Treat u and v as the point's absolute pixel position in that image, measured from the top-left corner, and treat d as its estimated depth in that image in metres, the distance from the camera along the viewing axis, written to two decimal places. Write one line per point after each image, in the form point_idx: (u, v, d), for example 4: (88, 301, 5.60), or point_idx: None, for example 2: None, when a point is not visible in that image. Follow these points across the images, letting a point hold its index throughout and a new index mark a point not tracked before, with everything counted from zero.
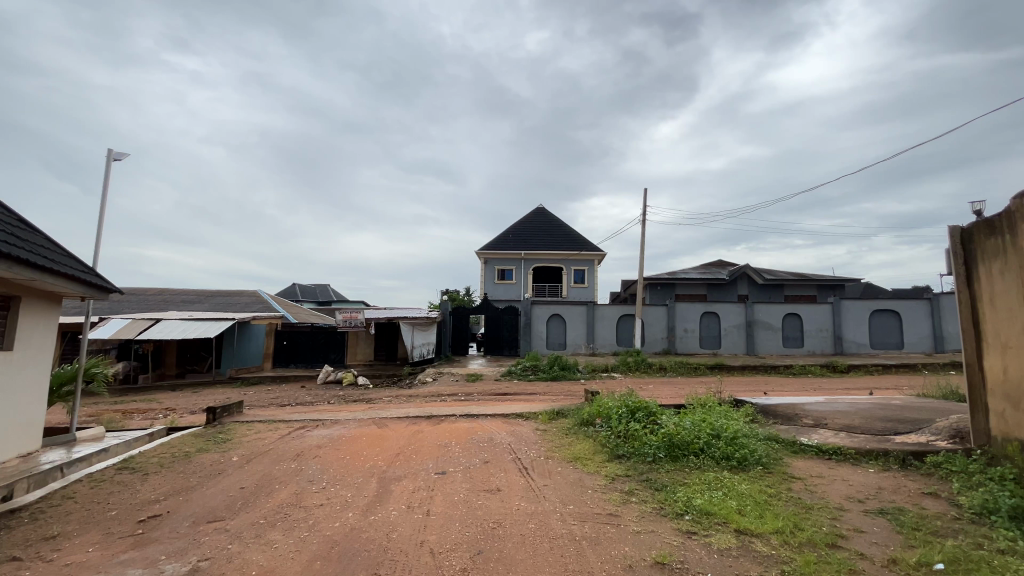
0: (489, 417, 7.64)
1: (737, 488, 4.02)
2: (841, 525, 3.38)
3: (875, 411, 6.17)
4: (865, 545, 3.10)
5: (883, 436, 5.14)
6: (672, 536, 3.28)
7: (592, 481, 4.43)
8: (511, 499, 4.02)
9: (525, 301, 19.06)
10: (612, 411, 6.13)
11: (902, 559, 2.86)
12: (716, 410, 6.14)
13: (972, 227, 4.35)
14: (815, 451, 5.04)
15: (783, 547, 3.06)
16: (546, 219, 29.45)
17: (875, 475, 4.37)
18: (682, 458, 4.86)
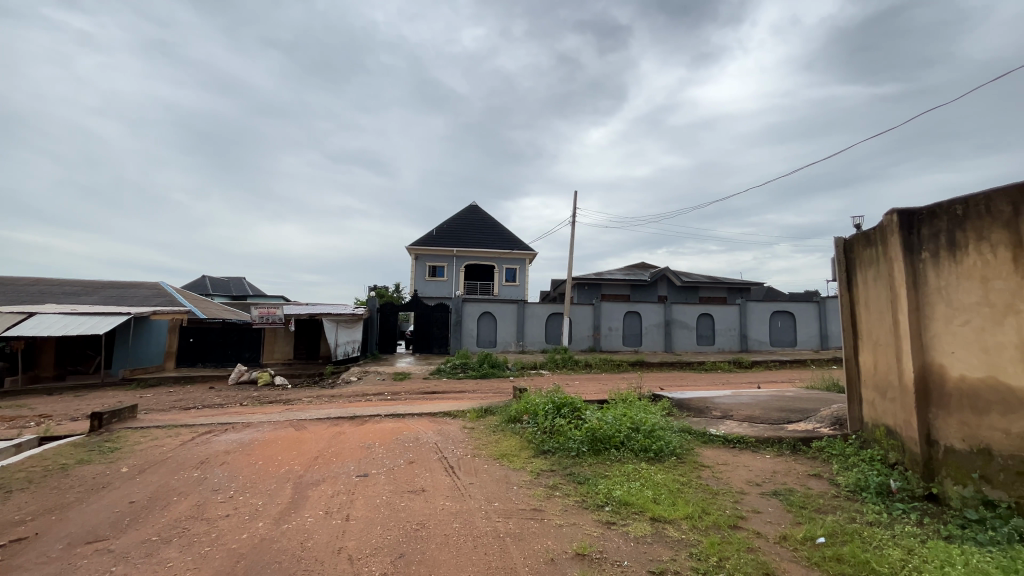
0: (416, 416, 7.48)
1: (653, 478, 4.24)
2: (741, 507, 3.69)
3: (772, 402, 6.82)
4: (761, 524, 3.40)
5: (778, 425, 5.68)
6: (592, 527, 3.39)
7: (518, 477, 4.48)
8: (436, 499, 3.95)
9: (456, 299, 18.96)
10: (539, 408, 6.23)
11: (792, 535, 3.17)
12: (635, 405, 6.46)
13: (852, 239, 4.92)
14: (721, 441, 5.46)
15: (692, 531, 3.27)
16: (479, 217, 29.30)
17: (771, 460, 4.83)
18: (604, 451, 5.07)
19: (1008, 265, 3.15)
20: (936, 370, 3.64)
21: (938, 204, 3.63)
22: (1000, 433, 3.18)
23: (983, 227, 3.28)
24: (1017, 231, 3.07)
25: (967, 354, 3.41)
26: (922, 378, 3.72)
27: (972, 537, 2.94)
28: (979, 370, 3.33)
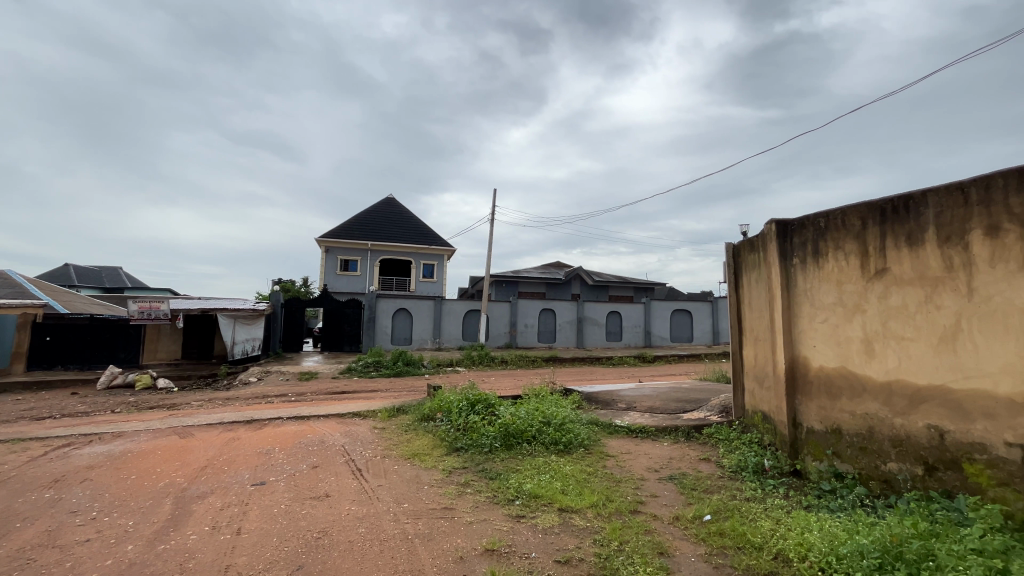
0: (322, 418, 7.07)
1: (562, 470, 4.39)
2: (641, 492, 3.94)
3: (670, 393, 7.38)
4: (658, 507, 3.66)
5: (675, 414, 6.17)
6: (502, 522, 3.42)
7: (429, 477, 4.39)
8: (340, 505, 3.75)
9: (370, 295, 18.21)
10: (453, 405, 6.17)
11: (683, 515, 3.44)
12: (547, 399, 6.66)
13: (739, 245, 5.46)
14: (626, 431, 5.80)
15: (596, 519, 3.43)
16: (397, 211, 28.37)
17: (668, 447, 5.22)
18: (516, 446, 5.15)
19: (858, 271, 3.67)
20: (802, 362, 4.16)
21: (806, 216, 4.14)
22: (848, 415, 3.71)
23: (839, 237, 3.80)
24: (866, 242, 3.60)
25: (825, 347, 3.93)
26: (791, 369, 4.22)
27: (826, 505, 3.41)
28: (834, 360, 3.85)
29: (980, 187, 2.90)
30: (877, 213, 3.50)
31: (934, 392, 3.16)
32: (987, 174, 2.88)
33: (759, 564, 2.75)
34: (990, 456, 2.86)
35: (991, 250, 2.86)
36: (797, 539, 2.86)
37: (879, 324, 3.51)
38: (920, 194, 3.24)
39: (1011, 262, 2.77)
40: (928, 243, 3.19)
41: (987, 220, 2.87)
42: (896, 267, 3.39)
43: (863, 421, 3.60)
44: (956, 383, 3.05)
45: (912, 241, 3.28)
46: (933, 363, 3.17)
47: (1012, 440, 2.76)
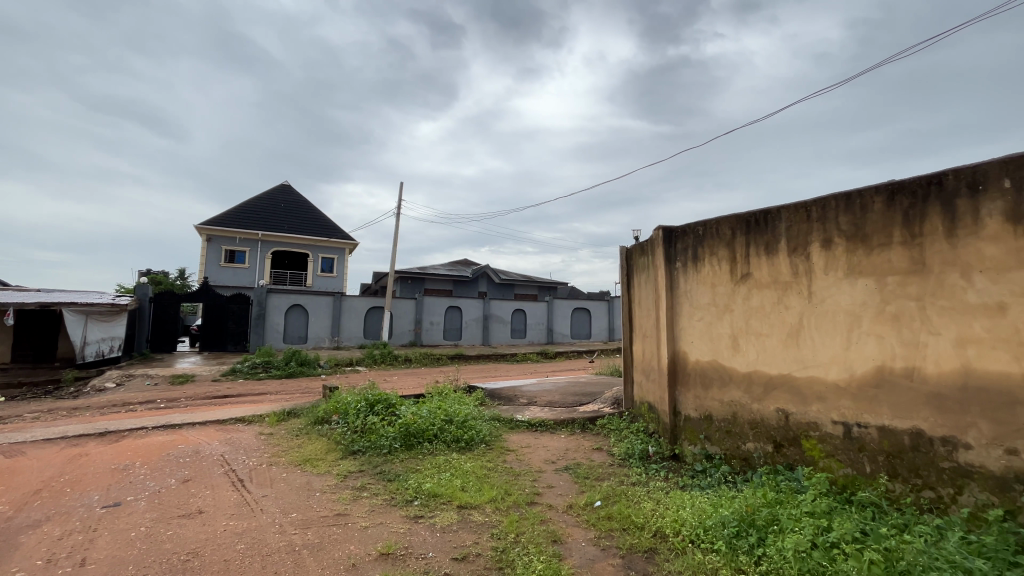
0: (197, 425, 6.34)
1: (462, 467, 4.39)
2: (538, 484, 4.09)
3: (568, 388, 7.75)
4: (553, 497, 3.82)
5: (572, 408, 6.49)
6: (399, 524, 3.34)
7: (321, 483, 4.14)
8: (215, 521, 3.39)
9: (260, 289, 16.71)
10: (350, 406, 5.87)
11: (576, 503, 3.64)
12: (449, 397, 6.62)
13: (632, 248, 5.86)
14: (526, 426, 5.98)
15: (494, 513, 3.49)
16: (293, 199, 26.21)
17: (565, 438, 5.48)
18: (416, 446, 5.06)
19: (727, 274, 4.14)
20: (681, 356, 4.60)
21: (687, 225, 4.58)
22: (717, 402, 4.18)
23: (713, 245, 4.26)
24: (734, 249, 4.07)
25: (700, 342, 4.38)
26: (672, 362, 4.65)
27: (698, 484, 3.82)
28: (707, 354, 4.31)
29: (820, 206, 3.44)
30: (743, 224, 3.99)
31: (783, 380, 3.68)
32: (825, 196, 3.41)
33: (641, 542, 2.99)
34: (821, 432, 3.40)
35: (826, 259, 3.40)
36: (673, 516, 3.17)
37: (743, 322, 4.00)
38: (776, 209, 3.75)
39: (840, 270, 3.32)
40: (781, 252, 3.70)
41: (824, 234, 3.41)
42: (756, 272, 3.88)
43: (729, 407, 4.07)
44: (798, 372, 3.57)
45: (769, 250, 3.78)
46: (782, 355, 3.69)
47: (837, 419, 3.30)
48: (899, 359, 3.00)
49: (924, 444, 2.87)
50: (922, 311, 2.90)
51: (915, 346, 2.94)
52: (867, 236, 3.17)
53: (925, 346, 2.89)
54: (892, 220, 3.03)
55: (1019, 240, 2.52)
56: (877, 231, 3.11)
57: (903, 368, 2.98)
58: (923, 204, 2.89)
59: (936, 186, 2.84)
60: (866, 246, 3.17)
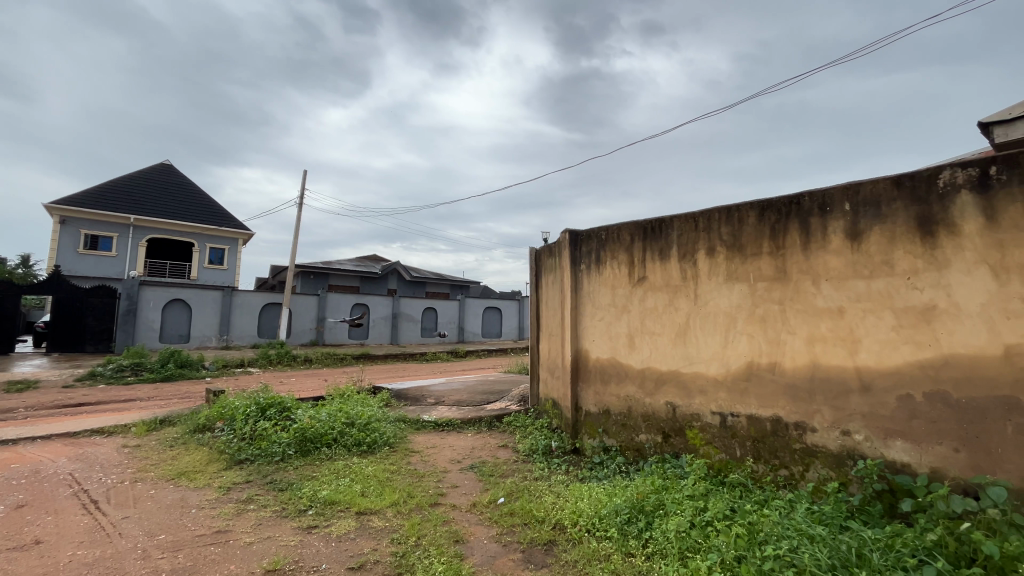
0: (39, 440, 5.38)
1: (363, 472, 4.20)
2: (442, 484, 4.04)
3: (476, 387, 7.78)
4: (457, 497, 3.80)
5: (480, 406, 6.52)
6: (289, 536, 3.11)
7: (199, 498, 3.72)
8: (57, 552, 2.89)
9: (130, 280, 14.62)
10: (237, 411, 5.35)
11: (479, 502, 3.65)
12: (352, 399, 6.30)
13: (540, 250, 6.03)
14: (433, 426, 5.90)
15: (396, 517, 3.38)
16: (174, 180, 23.30)
17: (471, 437, 5.49)
18: (313, 451, 4.75)
19: (626, 277, 4.41)
20: (584, 354, 4.82)
21: (592, 229, 4.80)
22: (614, 398, 4.44)
23: (615, 249, 4.52)
24: (633, 254, 4.34)
25: (601, 341, 4.62)
26: (575, 361, 4.85)
27: (595, 475, 4.04)
28: (607, 352, 4.56)
29: (706, 217, 3.79)
30: (640, 231, 4.27)
31: (671, 375, 4.00)
32: (709, 208, 3.77)
33: (540, 535, 3.07)
34: (702, 422, 3.75)
35: (710, 266, 3.76)
36: (572, 508, 3.30)
37: (638, 322, 4.28)
38: (669, 219, 4.07)
39: (720, 276, 3.69)
40: (672, 258, 4.02)
41: (708, 243, 3.76)
42: (651, 275, 4.19)
43: (625, 402, 4.35)
44: (683, 368, 3.91)
45: (663, 256, 4.10)
46: (671, 353, 4.01)
47: (715, 409, 3.66)
48: (764, 356, 3.41)
49: (782, 429, 3.29)
50: (784, 313, 3.32)
51: (776, 344, 3.35)
52: (742, 246, 3.56)
53: (785, 343, 3.31)
54: (762, 233, 3.43)
55: (855, 254, 2.98)
56: (751, 242, 3.50)
57: (768, 363, 3.39)
58: (785, 219, 3.31)
59: (796, 205, 3.27)
60: (741, 255, 3.56)
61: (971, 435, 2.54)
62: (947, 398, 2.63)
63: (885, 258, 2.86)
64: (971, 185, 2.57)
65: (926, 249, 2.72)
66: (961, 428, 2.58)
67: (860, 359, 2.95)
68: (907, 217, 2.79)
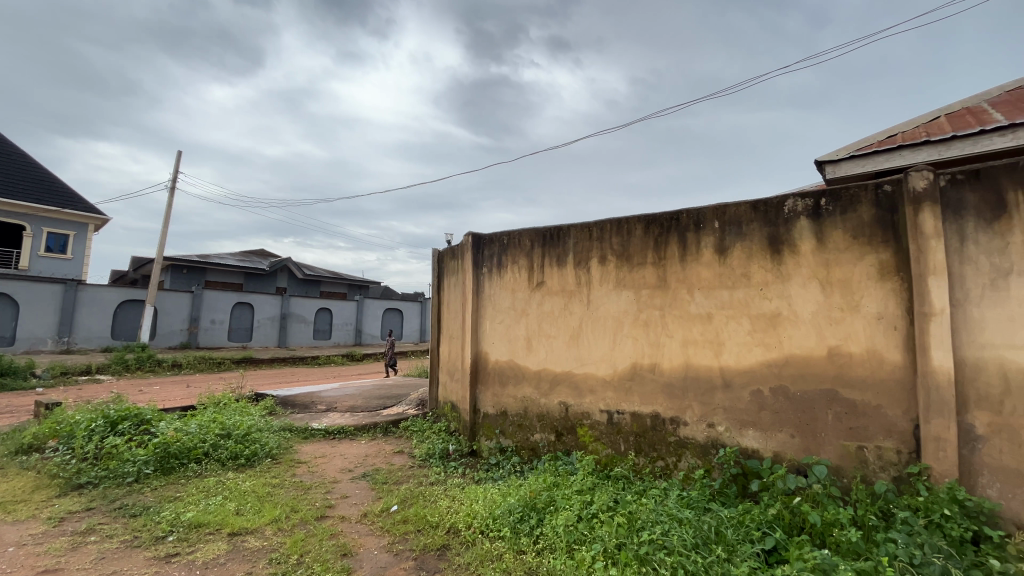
0: None
1: (238, 488, 3.81)
2: (331, 496, 3.81)
3: (372, 391, 7.48)
4: (347, 508, 3.61)
5: (375, 411, 6.28)
6: (141, 568, 2.71)
7: (20, 534, 3.09)
8: None
9: None
10: (78, 427, 4.54)
11: (371, 511, 3.50)
12: (229, 407, 5.69)
13: (443, 251, 5.98)
14: (323, 434, 5.55)
15: (276, 535, 3.11)
16: (1, 148, 19.17)
17: (365, 444, 5.26)
18: (178, 468, 4.21)
19: (525, 281, 4.55)
20: (483, 356, 4.86)
21: (494, 233, 4.86)
22: (511, 399, 4.55)
23: (515, 254, 4.63)
24: (533, 259, 4.49)
25: (500, 343, 4.71)
26: (474, 363, 4.87)
27: (491, 476, 4.09)
28: (505, 354, 4.65)
29: (599, 228, 4.04)
30: (540, 237, 4.43)
31: (565, 376, 4.20)
32: (602, 219, 4.03)
33: (434, 541, 3.02)
34: (591, 420, 3.98)
35: (601, 273, 4.02)
36: (466, 510, 3.30)
37: (536, 326, 4.43)
38: (566, 227, 4.27)
39: (611, 282, 3.95)
40: (569, 264, 4.23)
41: (601, 252, 4.02)
42: (549, 281, 4.36)
43: (521, 403, 4.47)
44: (576, 369, 4.12)
45: (560, 262, 4.29)
46: (565, 354, 4.21)
47: (603, 408, 3.92)
48: (646, 357, 3.72)
49: (659, 423, 3.61)
50: (663, 318, 3.65)
51: (657, 346, 3.68)
52: (630, 256, 3.85)
53: (663, 345, 3.64)
54: (647, 245, 3.75)
55: (721, 267, 3.39)
56: (637, 252, 3.81)
57: (649, 364, 3.70)
58: (667, 233, 3.65)
59: (676, 221, 3.62)
60: (629, 263, 3.85)
61: (803, 423, 3.02)
62: (787, 392, 3.09)
63: (744, 271, 3.29)
64: (808, 212, 3.06)
65: (774, 265, 3.17)
66: (796, 417, 3.05)
67: (723, 359, 3.35)
68: (761, 237, 3.23)
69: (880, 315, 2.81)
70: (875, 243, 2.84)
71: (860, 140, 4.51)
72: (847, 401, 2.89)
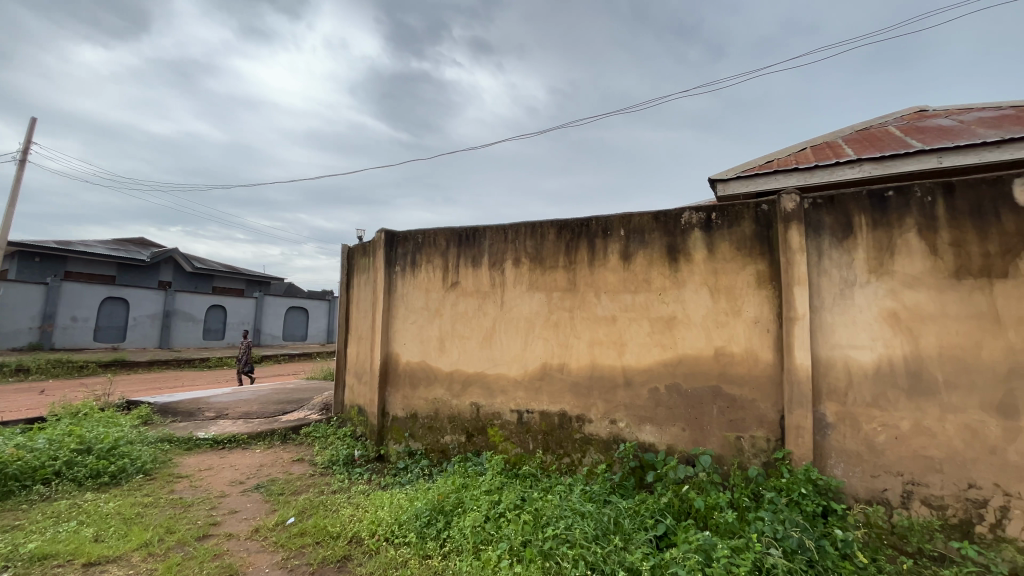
0: None
1: (99, 511, 3.31)
2: (216, 512, 3.45)
3: (270, 396, 6.93)
4: (234, 524, 3.29)
5: (272, 417, 5.82)
6: None
7: None
8: None
9: None
10: None
11: (264, 526, 3.23)
12: (90, 418, 4.93)
13: (354, 248, 5.71)
14: (209, 444, 5.03)
15: (146, 562, 2.75)
16: None
17: (260, 454, 4.85)
18: (18, 493, 3.55)
19: (439, 281, 4.48)
20: (394, 357, 4.70)
21: (408, 231, 4.74)
22: (422, 401, 4.46)
23: (430, 253, 4.55)
24: (448, 259, 4.44)
25: (412, 344, 4.59)
26: (384, 364, 4.70)
27: (398, 481, 3.97)
28: (417, 355, 4.55)
29: (514, 231, 4.10)
30: (455, 237, 4.40)
31: (477, 376, 4.20)
32: (517, 222, 4.09)
33: (334, 552, 2.86)
34: (502, 420, 4.03)
35: (515, 275, 4.08)
36: (371, 518, 3.17)
37: (449, 326, 4.39)
38: (481, 228, 4.29)
39: (524, 284, 4.03)
40: (484, 265, 4.24)
41: (515, 255, 4.08)
42: (463, 281, 4.34)
43: (432, 405, 4.39)
44: (488, 369, 4.15)
45: (475, 262, 4.29)
46: (477, 355, 4.21)
47: (513, 408, 3.98)
48: (556, 357, 3.84)
49: (566, 421, 3.75)
50: (572, 320, 3.80)
51: (566, 347, 3.81)
52: (542, 259, 3.96)
53: (572, 346, 3.78)
54: (559, 249, 3.88)
55: (626, 272, 3.60)
56: (550, 255, 3.92)
57: (558, 364, 3.82)
58: (577, 239, 3.80)
59: (585, 227, 3.79)
60: (542, 266, 3.96)
61: (692, 417, 3.30)
62: (679, 389, 3.36)
63: (646, 276, 3.52)
64: (701, 225, 3.35)
65: (671, 272, 3.44)
66: (686, 411, 3.32)
67: (625, 358, 3.56)
68: (661, 246, 3.48)
69: (757, 320, 3.16)
70: (754, 255, 3.19)
71: (745, 163, 5.04)
72: (729, 396, 3.21)
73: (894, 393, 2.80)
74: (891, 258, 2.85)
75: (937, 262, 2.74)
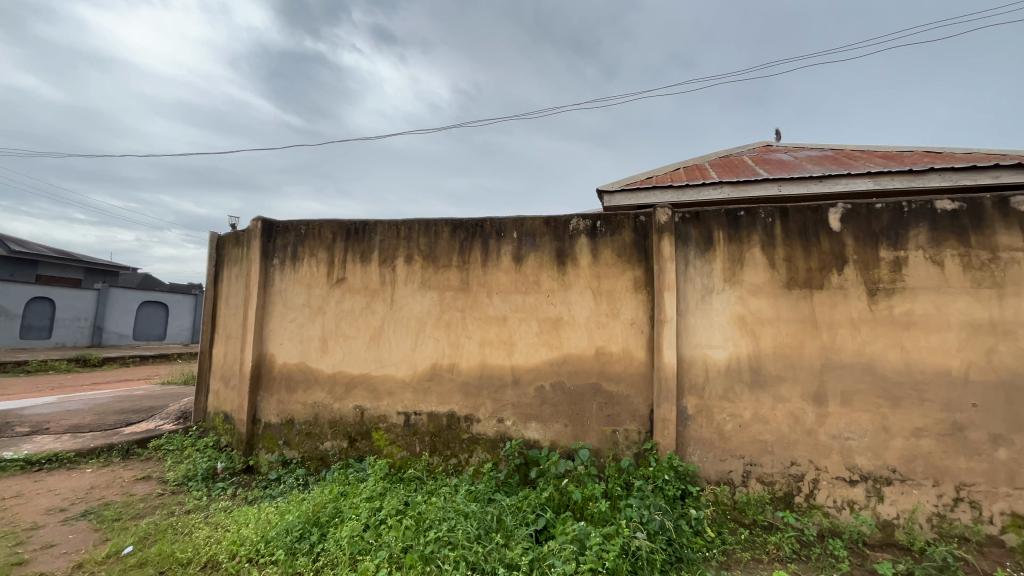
0: None
1: None
2: (23, 549, 2.83)
3: (109, 405, 5.90)
4: (50, 561, 2.73)
5: (112, 430, 4.96)
6: None
7: None
8: None
9: None
10: None
11: (91, 559, 2.73)
12: None
13: (224, 236, 5.10)
14: (19, 466, 4.13)
15: None
16: None
17: (91, 474, 4.10)
18: None
19: (323, 277, 4.18)
20: (268, 359, 4.28)
21: (290, 221, 4.36)
22: (300, 405, 4.12)
23: (313, 247, 4.23)
24: (334, 253, 4.16)
25: (289, 344, 4.22)
26: (256, 366, 4.26)
27: (268, 494, 3.62)
28: (295, 357, 4.19)
29: (407, 228, 3.98)
30: (343, 231, 4.14)
31: (361, 378, 3.99)
32: (411, 219, 3.97)
33: None
34: (388, 423, 3.87)
35: (407, 273, 3.96)
36: (232, 538, 2.83)
37: (333, 325, 4.11)
38: (372, 222, 4.09)
39: (416, 283, 3.93)
40: (373, 262, 4.05)
41: (407, 252, 3.96)
42: (350, 278, 4.10)
43: (311, 409, 4.08)
44: (375, 370, 3.96)
45: (364, 258, 4.08)
46: (363, 356, 4.00)
47: (400, 410, 3.85)
48: (446, 357, 3.80)
49: (454, 422, 3.72)
50: (464, 320, 3.78)
51: (456, 347, 3.79)
52: (435, 258, 3.89)
53: (462, 346, 3.77)
54: (452, 249, 3.85)
55: (517, 274, 3.68)
56: (443, 254, 3.87)
57: (448, 364, 3.78)
58: (471, 239, 3.80)
59: (480, 228, 3.80)
60: (435, 265, 3.89)
61: (574, 413, 3.47)
62: (563, 387, 3.51)
63: (536, 278, 3.64)
64: (587, 231, 3.55)
65: (559, 275, 3.59)
66: (569, 408, 3.49)
67: (513, 358, 3.64)
68: (550, 249, 3.62)
69: (632, 322, 3.43)
70: (632, 262, 3.46)
71: (629, 177, 5.46)
72: (607, 392, 3.44)
73: (740, 386, 3.21)
74: (741, 269, 3.27)
75: (774, 274, 3.21)
